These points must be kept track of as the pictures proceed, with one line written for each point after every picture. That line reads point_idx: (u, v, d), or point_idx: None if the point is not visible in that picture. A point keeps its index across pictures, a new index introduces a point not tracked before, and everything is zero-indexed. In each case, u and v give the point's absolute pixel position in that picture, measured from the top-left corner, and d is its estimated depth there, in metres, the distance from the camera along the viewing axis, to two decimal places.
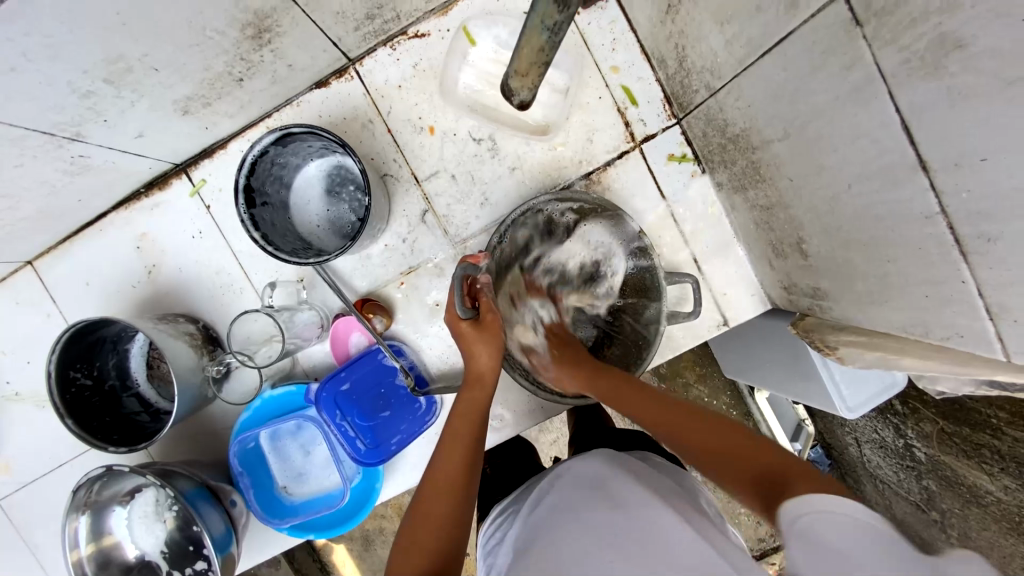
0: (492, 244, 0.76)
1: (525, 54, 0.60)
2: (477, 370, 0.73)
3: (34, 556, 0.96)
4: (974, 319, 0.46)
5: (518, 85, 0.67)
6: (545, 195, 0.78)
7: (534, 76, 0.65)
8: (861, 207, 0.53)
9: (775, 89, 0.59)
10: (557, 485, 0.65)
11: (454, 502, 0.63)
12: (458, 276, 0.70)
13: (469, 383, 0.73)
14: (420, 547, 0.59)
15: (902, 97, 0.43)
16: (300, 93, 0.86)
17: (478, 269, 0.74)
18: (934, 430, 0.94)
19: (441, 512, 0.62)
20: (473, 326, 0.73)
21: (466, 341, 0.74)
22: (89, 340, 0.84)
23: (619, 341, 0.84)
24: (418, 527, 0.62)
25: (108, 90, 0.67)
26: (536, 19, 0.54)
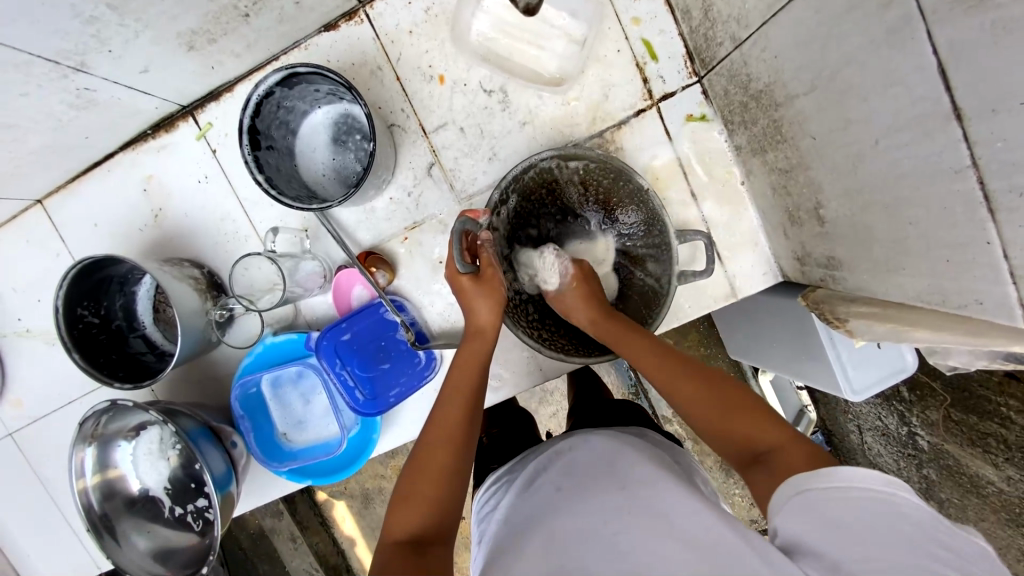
0: (494, 200, 0.75)
1: None
2: (477, 323, 0.73)
3: (45, 487, 1.00)
4: (998, 285, 0.44)
5: None
6: (547, 152, 0.76)
7: None
8: (886, 165, 0.50)
9: (804, 36, 0.55)
10: (562, 455, 0.64)
11: (454, 459, 0.63)
12: (457, 229, 0.69)
13: (469, 335, 0.73)
14: (420, 497, 0.60)
15: (941, 36, 0.40)
16: (309, 35, 0.84)
17: (478, 226, 0.74)
18: (941, 418, 0.92)
19: (439, 465, 0.62)
20: (474, 279, 0.72)
21: (466, 296, 0.73)
22: (96, 278, 0.85)
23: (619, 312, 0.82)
24: (416, 477, 0.62)
25: (112, 17, 0.65)
26: None
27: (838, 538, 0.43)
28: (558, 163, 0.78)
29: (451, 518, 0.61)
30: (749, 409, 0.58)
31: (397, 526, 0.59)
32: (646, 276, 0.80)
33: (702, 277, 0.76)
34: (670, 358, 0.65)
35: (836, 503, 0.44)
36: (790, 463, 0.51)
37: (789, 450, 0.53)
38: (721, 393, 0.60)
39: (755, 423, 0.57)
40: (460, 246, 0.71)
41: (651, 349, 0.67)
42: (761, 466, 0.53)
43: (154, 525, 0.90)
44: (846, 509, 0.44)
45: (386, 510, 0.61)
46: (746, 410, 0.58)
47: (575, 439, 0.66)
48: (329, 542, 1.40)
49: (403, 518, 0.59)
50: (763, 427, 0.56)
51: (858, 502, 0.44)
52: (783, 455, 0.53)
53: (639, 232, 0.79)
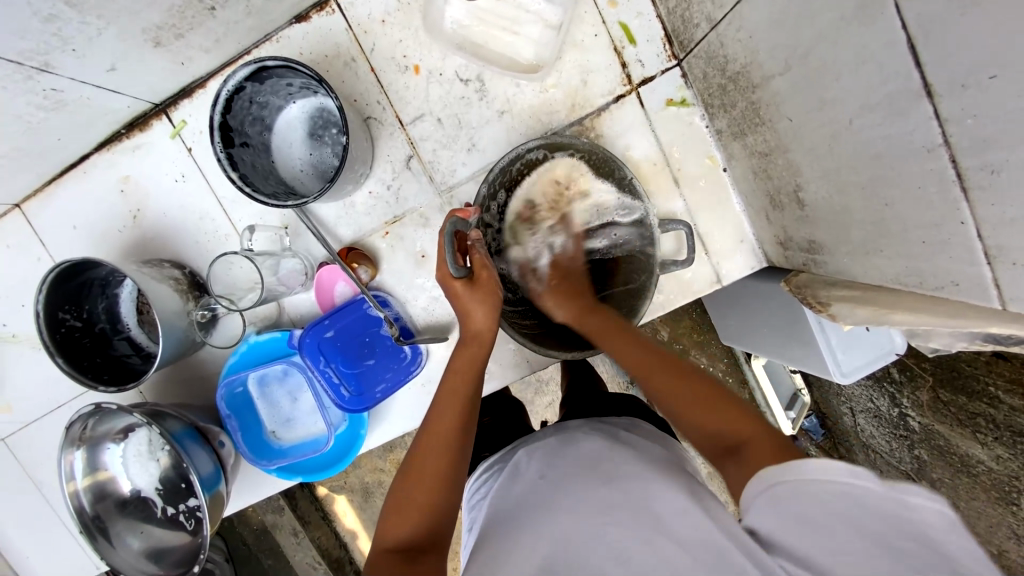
0: (481, 196, 0.73)
1: None
2: (473, 328, 0.71)
3: (40, 490, 1.00)
4: (973, 265, 0.43)
5: None
6: (533, 141, 0.75)
7: None
8: (861, 146, 0.49)
9: (777, 16, 0.54)
10: (548, 445, 0.64)
11: (448, 464, 0.62)
12: (448, 230, 0.67)
13: (465, 341, 0.71)
14: (410, 505, 0.60)
15: (910, 11, 0.39)
16: (280, 28, 0.82)
17: (467, 226, 0.72)
18: (929, 398, 0.92)
19: (433, 472, 0.61)
20: (468, 284, 0.70)
21: (460, 299, 0.71)
22: (76, 281, 0.84)
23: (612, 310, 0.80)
24: (410, 485, 0.61)
25: (71, 14, 0.64)
26: None
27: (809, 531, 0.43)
28: (546, 153, 0.76)
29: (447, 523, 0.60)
30: (719, 398, 0.57)
31: (391, 530, 0.59)
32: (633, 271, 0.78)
33: (682, 267, 0.75)
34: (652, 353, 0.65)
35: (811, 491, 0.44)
36: (760, 455, 0.50)
37: (759, 442, 0.52)
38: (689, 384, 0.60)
39: (727, 413, 0.56)
40: (451, 249, 0.69)
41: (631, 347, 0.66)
42: (734, 457, 0.52)
43: (147, 525, 0.90)
44: (831, 503, 0.43)
45: (380, 516, 0.61)
46: (719, 401, 0.57)
47: (564, 432, 0.66)
48: (331, 535, 1.41)
49: (399, 522, 0.59)
50: (734, 419, 0.55)
51: (842, 498, 0.43)
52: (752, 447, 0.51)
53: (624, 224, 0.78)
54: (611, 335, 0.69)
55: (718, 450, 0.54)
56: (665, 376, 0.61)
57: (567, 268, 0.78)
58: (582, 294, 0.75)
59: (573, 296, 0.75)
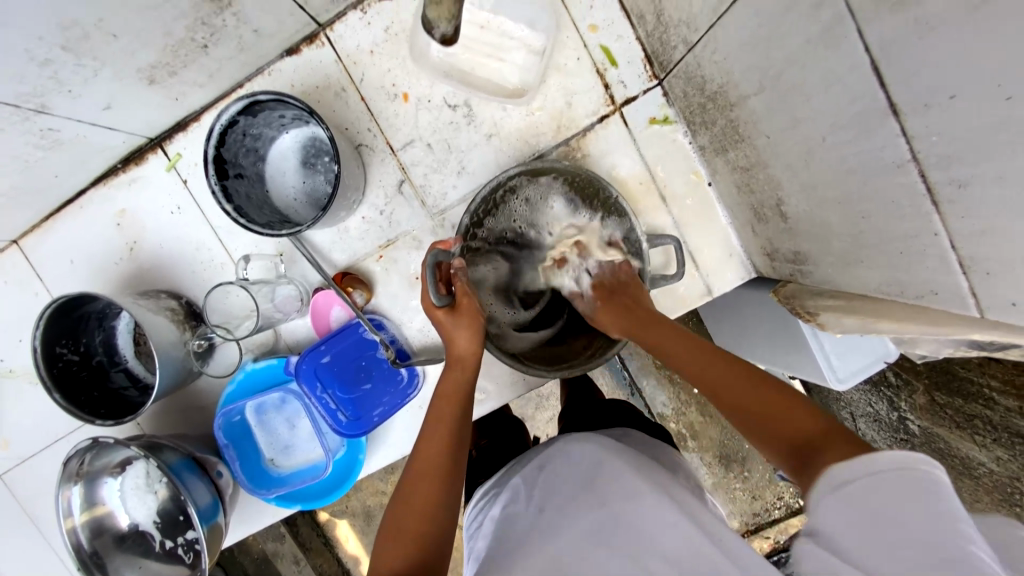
0: (463, 225, 0.74)
1: None
2: (456, 352, 0.72)
3: (37, 527, 0.99)
4: (949, 275, 0.44)
5: None
6: (514, 169, 0.76)
7: None
8: (836, 162, 0.51)
9: (749, 38, 0.56)
10: (540, 469, 0.65)
11: (440, 491, 0.62)
12: (429, 262, 0.69)
13: (449, 364, 0.72)
14: (402, 535, 0.59)
15: (872, 36, 0.40)
16: (271, 61, 0.84)
17: (450, 255, 0.73)
18: (925, 401, 0.92)
19: (424, 501, 0.62)
20: (450, 312, 0.72)
21: (444, 326, 0.73)
22: (74, 315, 0.85)
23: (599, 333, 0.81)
24: (402, 514, 0.61)
25: (67, 58, 0.65)
26: None
27: (870, 531, 0.39)
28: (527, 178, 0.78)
29: (444, 549, 0.60)
30: (783, 400, 0.53)
31: (384, 563, 0.58)
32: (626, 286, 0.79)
33: (673, 281, 0.77)
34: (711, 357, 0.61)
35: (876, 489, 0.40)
36: (834, 457, 0.45)
37: (829, 442, 0.47)
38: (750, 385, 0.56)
39: (791, 413, 0.51)
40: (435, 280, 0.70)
41: (688, 348, 0.63)
42: (805, 464, 0.47)
43: (146, 559, 0.89)
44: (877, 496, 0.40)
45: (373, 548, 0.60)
46: (779, 403, 0.53)
47: (554, 452, 0.67)
48: (333, 562, 1.39)
49: (392, 549, 0.58)
50: (796, 418, 0.51)
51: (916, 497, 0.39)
52: (827, 449, 0.46)
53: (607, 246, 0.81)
54: (667, 341, 0.66)
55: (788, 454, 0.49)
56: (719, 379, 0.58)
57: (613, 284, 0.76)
58: (638, 304, 0.73)
59: (624, 309, 0.73)
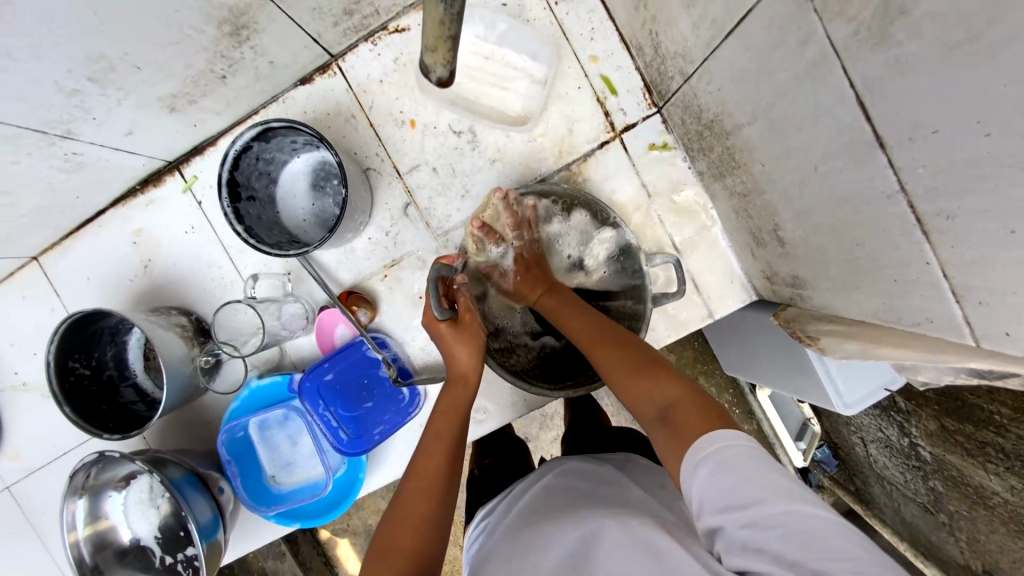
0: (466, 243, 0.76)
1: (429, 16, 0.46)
2: (459, 371, 0.72)
3: (42, 539, 1.00)
4: (943, 303, 0.45)
5: (430, 62, 0.52)
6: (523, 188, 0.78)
7: (444, 51, 0.50)
8: (828, 190, 0.52)
9: (740, 72, 0.57)
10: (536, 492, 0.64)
11: (434, 509, 0.62)
12: (433, 277, 0.70)
13: (451, 383, 0.72)
14: (393, 551, 0.59)
15: (855, 73, 0.42)
16: (285, 90, 0.88)
17: (453, 270, 0.74)
18: (935, 427, 0.90)
19: (418, 517, 0.61)
20: (452, 326, 0.73)
21: (446, 342, 0.73)
22: (88, 330, 0.87)
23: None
24: (396, 529, 0.61)
25: (93, 88, 0.69)
26: None
27: (740, 514, 0.46)
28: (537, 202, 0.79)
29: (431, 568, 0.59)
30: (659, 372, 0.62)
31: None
32: (627, 301, 0.79)
33: (672, 299, 0.76)
34: (599, 331, 0.69)
35: (718, 468, 0.49)
36: (685, 419, 0.56)
37: (683, 404, 0.58)
38: (632, 357, 0.65)
39: (657, 383, 0.61)
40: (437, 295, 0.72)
41: (584, 322, 0.71)
42: (666, 425, 0.57)
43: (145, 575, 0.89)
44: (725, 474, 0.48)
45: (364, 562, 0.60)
46: (655, 374, 0.62)
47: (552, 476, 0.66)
48: None
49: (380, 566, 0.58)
50: (662, 386, 0.61)
51: (741, 463, 0.48)
52: (682, 412, 0.57)
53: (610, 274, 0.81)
54: (566, 312, 0.73)
55: (654, 416, 0.59)
56: (610, 353, 0.66)
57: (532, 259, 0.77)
58: (547, 277, 0.78)
59: (537, 279, 0.78)
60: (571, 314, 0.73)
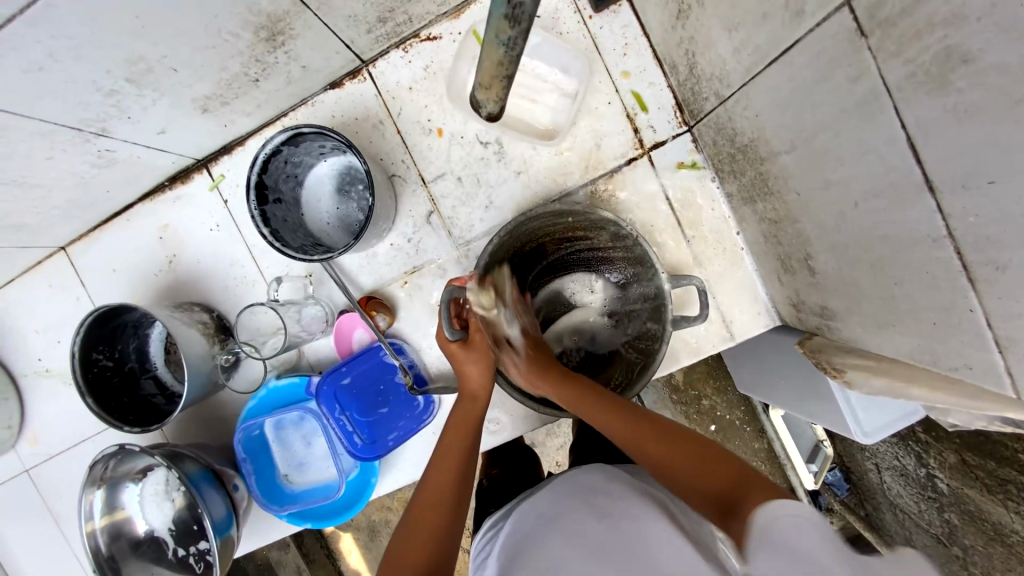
0: (478, 262, 0.71)
1: (487, 68, 0.56)
2: (468, 387, 0.73)
3: (57, 522, 1.02)
4: (985, 351, 0.43)
5: (483, 97, 0.63)
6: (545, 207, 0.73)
7: (498, 88, 0.60)
8: (868, 226, 0.51)
9: (782, 100, 0.56)
10: (546, 501, 0.64)
11: (446, 512, 0.63)
12: (443, 300, 0.70)
13: (462, 398, 0.73)
14: (406, 554, 0.59)
15: (908, 114, 0.41)
16: (315, 93, 0.88)
17: (464, 292, 0.73)
18: (955, 460, 0.88)
19: (430, 522, 0.62)
20: (462, 345, 0.74)
21: (456, 361, 0.74)
22: (112, 323, 0.89)
23: (625, 362, 0.81)
24: (409, 533, 0.61)
25: (129, 89, 0.69)
26: (490, 33, 0.50)
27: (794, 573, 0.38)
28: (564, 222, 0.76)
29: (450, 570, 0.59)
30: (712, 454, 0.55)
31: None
32: (649, 324, 0.78)
33: (696, 322, 0.74)
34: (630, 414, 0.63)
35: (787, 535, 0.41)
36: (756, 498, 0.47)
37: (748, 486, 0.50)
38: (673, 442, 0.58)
39: (715, 466, 0.54)
40: (447, 315, 0.73)
41: (606, 408, 0.65)
42: (731, 506, 0.48)
43: (157, 567, 0.91)
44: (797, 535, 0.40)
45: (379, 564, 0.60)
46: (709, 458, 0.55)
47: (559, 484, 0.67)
48: None
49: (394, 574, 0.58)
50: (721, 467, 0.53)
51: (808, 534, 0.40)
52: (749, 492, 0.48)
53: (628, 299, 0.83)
54: (589, 396, 0.67)
55: (714, 501, 0.51)
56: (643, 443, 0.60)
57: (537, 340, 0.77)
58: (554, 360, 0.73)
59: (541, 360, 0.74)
60: (595, 401, 0.67)
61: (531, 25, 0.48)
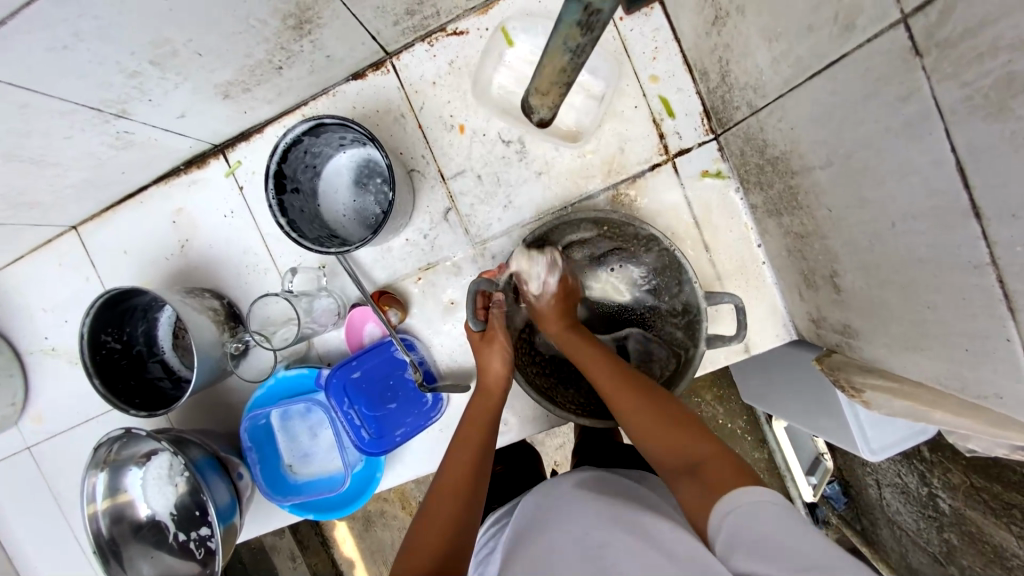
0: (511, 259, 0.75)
1: (547, 74, 0.59)
2: (487, 380, 0.73)
3: (57, 502, 1.02)
4: (1018, 382, 0.43)
5: (537, 103, 0.66)
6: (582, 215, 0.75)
7: (556, 94, 0.63)
8: (904, 248, 0.50)
9: (822, 114, 0.55)
10: (550, 494, 0.64)
11: (462, 508, 0.62)
12: (471, 290, 0.72)
13: (480, 391, 0.73)
14: (421, 547, 0.58)
15: (959, 137, 0.40)
16: (337, 83, 0.87)
17: (493, 285, 0.76)
18: (962, 481, 0.85)
19: (445, 517, 0.61)
20: (482, 337, 0.74)
21: (478, 352, 0.74)
22: (121, 306, 0.88)
23: (659, 359, 0.79)
24: (424, 528, 0.60)
25: (153, 71, 0.68)
26: (559, 39, 0.52)
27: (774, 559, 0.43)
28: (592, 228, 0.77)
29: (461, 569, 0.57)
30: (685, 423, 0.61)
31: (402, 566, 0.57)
32: (675, 326, 0.78)
33: (733, 343, 0.72)
34: (617, 369, 0.68)
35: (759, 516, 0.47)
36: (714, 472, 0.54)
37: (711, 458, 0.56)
38: (655, 405, 0.63)
39: (684, 437, 0.60)
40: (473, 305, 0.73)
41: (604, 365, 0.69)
42: (690, 476, 0.55)
43: (158, 551, 0.90)
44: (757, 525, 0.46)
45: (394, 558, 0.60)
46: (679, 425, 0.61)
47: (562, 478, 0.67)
48: (329, 565, 1.39)
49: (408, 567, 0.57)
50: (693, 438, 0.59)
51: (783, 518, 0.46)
52: (710, 466, 0.55)
53: (664, 301, 0.78)
54: (581, 346, 0.72)
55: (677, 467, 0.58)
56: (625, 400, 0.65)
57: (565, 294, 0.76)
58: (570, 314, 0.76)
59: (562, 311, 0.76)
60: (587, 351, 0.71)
61: (601, 32, 0.50)
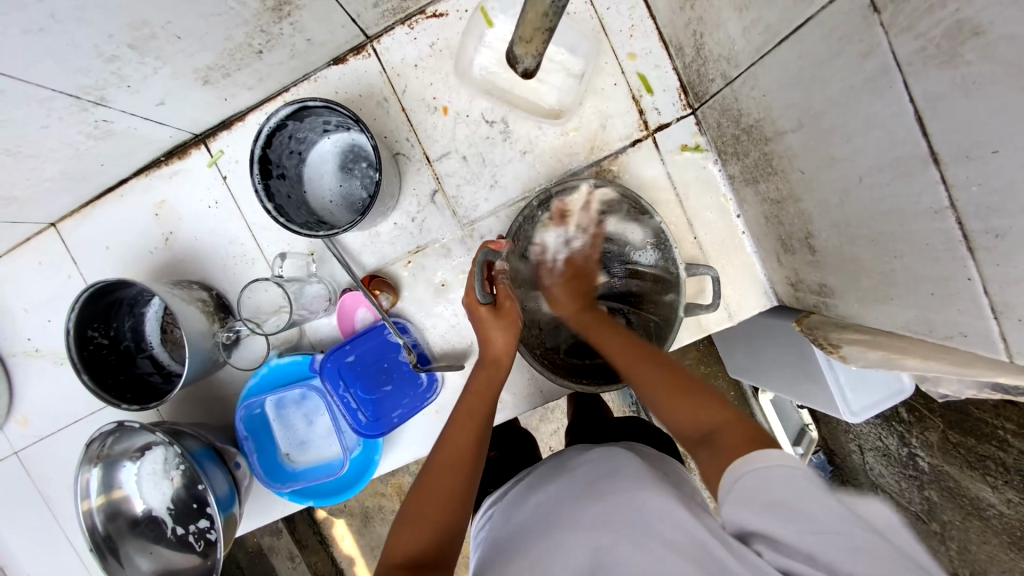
0: (514, 229, 0.75)
1: (529, 20, 0.60)
2: (493, 353, 0.73)
3: (48, 506, 1.00)
4: (978, 316, 0.46)
5: (522, 53, 0.67)
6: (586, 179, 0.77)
7: (539, 41, 0.64)
8: (872, 202, 0.52)
9: (791, 78, 0.58)
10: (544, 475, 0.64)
11: (464, 482, 0.63)
12: (480, 260, 0.72)
13: (484, 363, 0.73)
14: (423, 522, 0.60)
15: (917, 87, 0.42)
16: (318, 68, 0.87)
17: (498, 256, 0.75)
18: (938, 439, 0.89)
19: (447, 491, 0.62)
20: (492, 311, 0.74)
21: (482, 324, 0.74)
22: (107, 300, 0.87)
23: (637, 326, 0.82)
24: (425, 501, 0.61)
25: (131, 55, 0.68)
26: None
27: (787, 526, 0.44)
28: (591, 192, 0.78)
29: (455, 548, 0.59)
30: (697, 392, 0.59)
31: (401, 547, 0.59)
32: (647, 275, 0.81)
33: (707, 311, 0.76)
34: (630, 341, 0.70)
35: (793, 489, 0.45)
36: (731, 443, 0.51)
37: (729, 429, 0.53)
38: (670, 374, 0.62)
39: (701, 405, 0.57)
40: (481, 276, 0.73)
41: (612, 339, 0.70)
42: (705, 445, 0.53)
43: (156, 546, 0.90)
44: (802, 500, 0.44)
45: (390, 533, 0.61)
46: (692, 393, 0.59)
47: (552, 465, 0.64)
48: (328, 562, 1.38)
49: (410, 541, 0.59)
50: (709, 408, 0.57)
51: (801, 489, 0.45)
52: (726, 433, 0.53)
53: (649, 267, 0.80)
54: (602, 327, 0.73)
55: (694, 436, 0.56)
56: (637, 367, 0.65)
57: (579, 266, 0.80)
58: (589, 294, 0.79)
59: (578, 293, 0.79)
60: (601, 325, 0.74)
61: None
